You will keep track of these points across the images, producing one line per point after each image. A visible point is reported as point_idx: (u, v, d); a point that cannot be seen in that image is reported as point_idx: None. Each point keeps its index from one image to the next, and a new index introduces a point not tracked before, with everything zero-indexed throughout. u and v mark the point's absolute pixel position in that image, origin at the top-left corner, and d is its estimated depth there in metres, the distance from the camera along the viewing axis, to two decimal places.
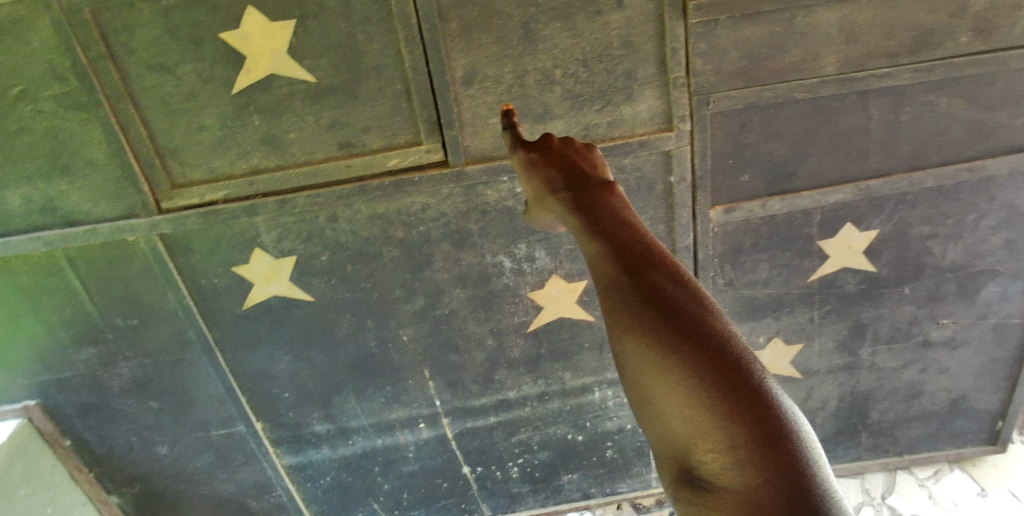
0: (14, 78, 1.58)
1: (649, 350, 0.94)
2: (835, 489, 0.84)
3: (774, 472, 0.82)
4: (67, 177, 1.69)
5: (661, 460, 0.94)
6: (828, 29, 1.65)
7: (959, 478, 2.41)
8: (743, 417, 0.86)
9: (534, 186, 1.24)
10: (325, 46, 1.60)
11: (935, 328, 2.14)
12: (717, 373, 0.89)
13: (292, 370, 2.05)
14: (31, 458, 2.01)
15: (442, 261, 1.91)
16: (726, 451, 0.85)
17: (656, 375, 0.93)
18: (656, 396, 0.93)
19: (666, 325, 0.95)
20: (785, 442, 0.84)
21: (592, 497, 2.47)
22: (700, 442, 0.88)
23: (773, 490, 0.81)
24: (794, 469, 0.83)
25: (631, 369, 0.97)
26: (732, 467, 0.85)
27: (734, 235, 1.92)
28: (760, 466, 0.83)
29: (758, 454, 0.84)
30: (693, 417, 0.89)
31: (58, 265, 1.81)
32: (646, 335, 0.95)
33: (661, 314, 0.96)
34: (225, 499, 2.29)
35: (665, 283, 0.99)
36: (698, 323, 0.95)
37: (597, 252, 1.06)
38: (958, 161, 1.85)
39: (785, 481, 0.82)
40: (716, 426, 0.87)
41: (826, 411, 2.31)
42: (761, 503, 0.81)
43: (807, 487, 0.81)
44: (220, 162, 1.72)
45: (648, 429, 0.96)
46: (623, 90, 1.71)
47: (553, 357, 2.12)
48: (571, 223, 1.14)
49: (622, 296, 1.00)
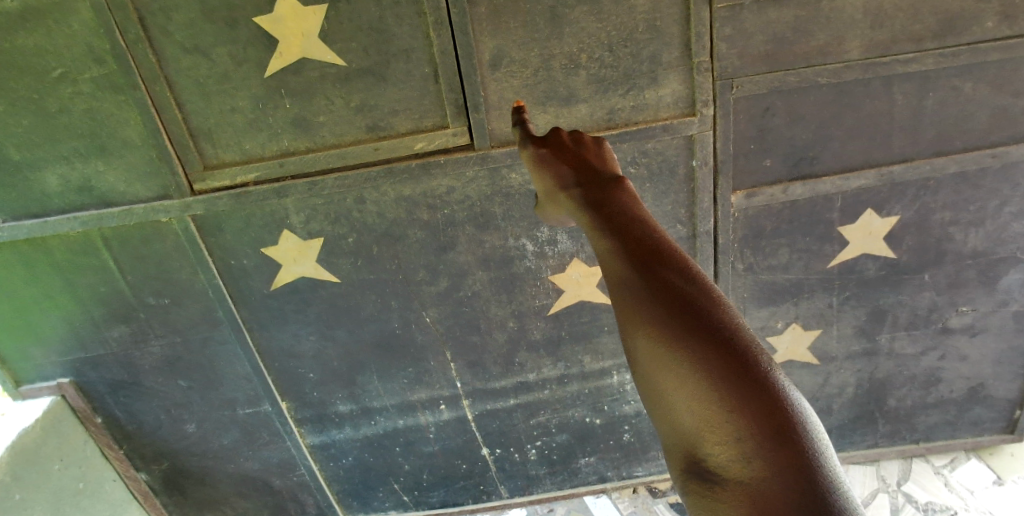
0: (55, 60, 1.62)
1: (658, 343, 0.94)
2: (845, 483, 0.83)
3: (783, 464, 0.82)
4: (103, 158, 1.74)
5: (669, 451, 0.93)
6: (853, 14, 1.66)
7: (976, 466, 2.43)
8: (752, 411, 0.85)
9: (546, 183, 1.25)
10: (356, 29, 1.63)
11: (955, 315, 2.15)
12: (727, 366, 0.89)
13: (317, 349, 2.09)
14: (64, 434, 2.06)
15: (466, 243, 1.94)
16: (735, 443, 0.85)
17: (665, 369, 0.92)
18: (666, 389, 0.92)
19: (675, 320, 0.94)
20: (796, 437, 0.84)
21: (608, 480, 2.50)
22: (709, 434, 0.87)
23: (781, 484, 0.81)
24: (803, 464, 0.82)
25: (641, 362, 0.96)
26: (741, 460, 0.84)
27: (756, 220, 1.94)
28: (769, 459, 0.83)
29: (767, 447, 0.83)
30: (702, 410, 0.88)
31: (93, 244, 1.85)
32: (656, 330, 0.95)
33: (670, 308, 0.95)
34: (249, 477, 2.35)
35: (675, 279, 0.99)
36: (709, 318, 0.94)
37: (607, 247, 1.06)
38: (981, 147, 1.85)
39: (793, 474, 0.81)
40: (725, 419, 0.86)
41: (843, 397, 2.33)
42: (770, 496, 0.81)
43: (816, 481, 0.80)
44: (251, 144, 1.75)
45: (658, 423, 0.95)
46: (647, 75, 1.73)
47: (573, 340, 2.15)
48: (582, 219, 1.14)
49: (632, 290, 0.99)
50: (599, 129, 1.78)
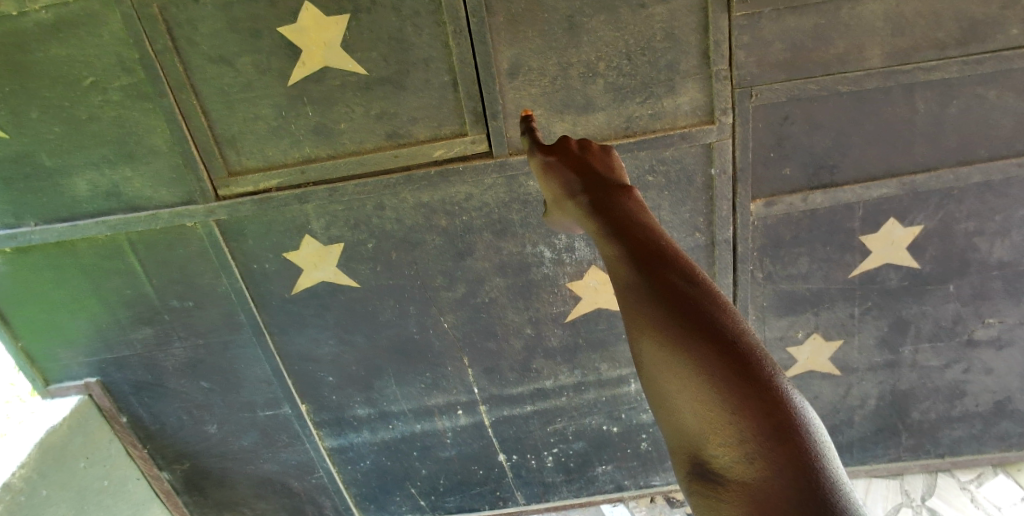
0: (86, 69, 1.67)
1: (660, 344, 0.94)
2: (847, 483, 0.82)
3: (783, 462, 0.82)
4: (131, 164, 1.78)
5: (672, 451, 0.93)
6: (874, 21, 1.65)
7: (1003, 482, 2.37)
8: (753, 411, 0.85)
9: (553, 189, 1.26)
10: (375, 39, 1.66)
11: (981, 326, 2.11)
12: (727, 367, 0.88)
13: (336, 353, 2.12)
14: (90, 432, 2.12)
15: (484, 250, 1.95)
16: (736, 442, 0.85)
17: (668, 371, 0.92)
18: (668, 389, 0.92)
19: (677, 321, 0.94)
20: (797, 437, 0.83)
21: (625, 489, 2.48)
22: (710, 434, 0.87)
23: (782, 483, 0.81)
24: (804, 464, 0.81)
25: (645, 363, 0.96)
26: (742, 460, 0.84)
27: (775, 228, 1.93)
28: (769, 458, 0.82)
29: (768, 447, 0.83)
30: (703, 410, 0.88)
31: (120, 248, 1.90)
32: (658, 331, 0.95)
33: (672, 310, 0.95)
34: (269, 478, 2.38)
35: (678, 282, 0.99)
36: (710, 320, 0.94)
37: (612, 251, 1.06)
38: (1007, 156, 1.82)
39: (794, 474, 0.81)
40: (726, 418, 0.86)
41: (865, 409, 2.29)
42: (772, 496, 0.80)
43: (818, 480, 0.80)
44: (274, 150, 1.79)
45: (661, 425, 0.95)
46: (665, 82, 1.73)
47: (590, 346, 2.15)
48: (588, 225, 1.14)
49: (634, 292, 1.00)
50: (616, 136, 1.79)
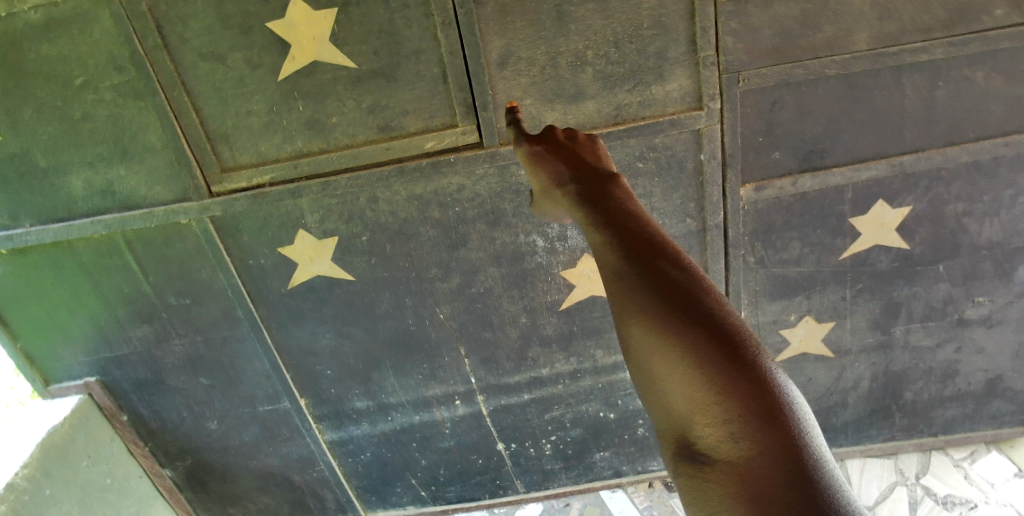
0: (79, 68, 1.68)
1: (649, 331, 0.96)
2: (832, 463, 0.84)
3: (770, 443, 0.83)
4: (125, 162, 1.79)
5: (660, 434, 0.94)
6: (861, 6, 1.66)
7: (996, 458, 2.41)
8: (739, 392, 0.87)
9: (542, 180, 1.27)
10: (366, 32, 1.67)
11: (971, 306, 2.13)
12: (714, 352, 0.90)
13: (334, 346, 2.13)
14: (91, 430, 2.13)
15: (478, 240, 1.97)
16: (723, 423, 0.87)
17: (656, 356, 0.94)
18: (657, 373, 0.94)
19: (664, 308, 0.96)
20: (781, 417, 0.85)
21: (624, 475, 2.51)
22: (698, 415, 0.89)
23: (769, 462, 0.82)
24: (790, 444, 0.83)
25: (634, 349, 0.98)
26: (729, 442, 0.85)
27: (767, 213, 1.94)
28: (756, 438, 0.84)
29: (755, 428, 0.85)
30: (692, 394, 0.90)
31: (117, 247, 1.91)
32: (647, 317, 0.97)
33: (661, 295, 0.97)
34: (271, 473, 2.40)
35: (668, 269, 1.01)
36: (698, 306, 0.95)
37: (600, 240, 1.07)
38: (995, 137, 1.84)
39: (780, 453, 0.83)
40: (713, 401, 0.88)
41: (859, 391, 2.32)
42: (758, 474, 0.82)
43: (802, 458, 0.82)
44: (267, 145, 1.80)
45: (650, 409, 0.96)
46: (654, 70, 1.75)
47: (585, 334, 2.16)
48: (578, 214, 1.16)
49: (623, 279, 1.01)
50: (606, 125, 1.80)
